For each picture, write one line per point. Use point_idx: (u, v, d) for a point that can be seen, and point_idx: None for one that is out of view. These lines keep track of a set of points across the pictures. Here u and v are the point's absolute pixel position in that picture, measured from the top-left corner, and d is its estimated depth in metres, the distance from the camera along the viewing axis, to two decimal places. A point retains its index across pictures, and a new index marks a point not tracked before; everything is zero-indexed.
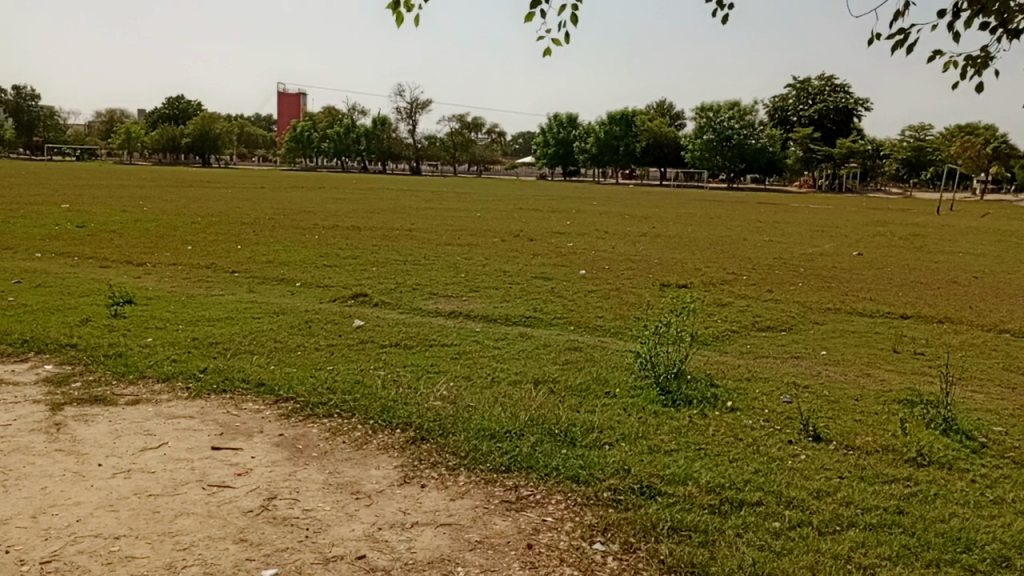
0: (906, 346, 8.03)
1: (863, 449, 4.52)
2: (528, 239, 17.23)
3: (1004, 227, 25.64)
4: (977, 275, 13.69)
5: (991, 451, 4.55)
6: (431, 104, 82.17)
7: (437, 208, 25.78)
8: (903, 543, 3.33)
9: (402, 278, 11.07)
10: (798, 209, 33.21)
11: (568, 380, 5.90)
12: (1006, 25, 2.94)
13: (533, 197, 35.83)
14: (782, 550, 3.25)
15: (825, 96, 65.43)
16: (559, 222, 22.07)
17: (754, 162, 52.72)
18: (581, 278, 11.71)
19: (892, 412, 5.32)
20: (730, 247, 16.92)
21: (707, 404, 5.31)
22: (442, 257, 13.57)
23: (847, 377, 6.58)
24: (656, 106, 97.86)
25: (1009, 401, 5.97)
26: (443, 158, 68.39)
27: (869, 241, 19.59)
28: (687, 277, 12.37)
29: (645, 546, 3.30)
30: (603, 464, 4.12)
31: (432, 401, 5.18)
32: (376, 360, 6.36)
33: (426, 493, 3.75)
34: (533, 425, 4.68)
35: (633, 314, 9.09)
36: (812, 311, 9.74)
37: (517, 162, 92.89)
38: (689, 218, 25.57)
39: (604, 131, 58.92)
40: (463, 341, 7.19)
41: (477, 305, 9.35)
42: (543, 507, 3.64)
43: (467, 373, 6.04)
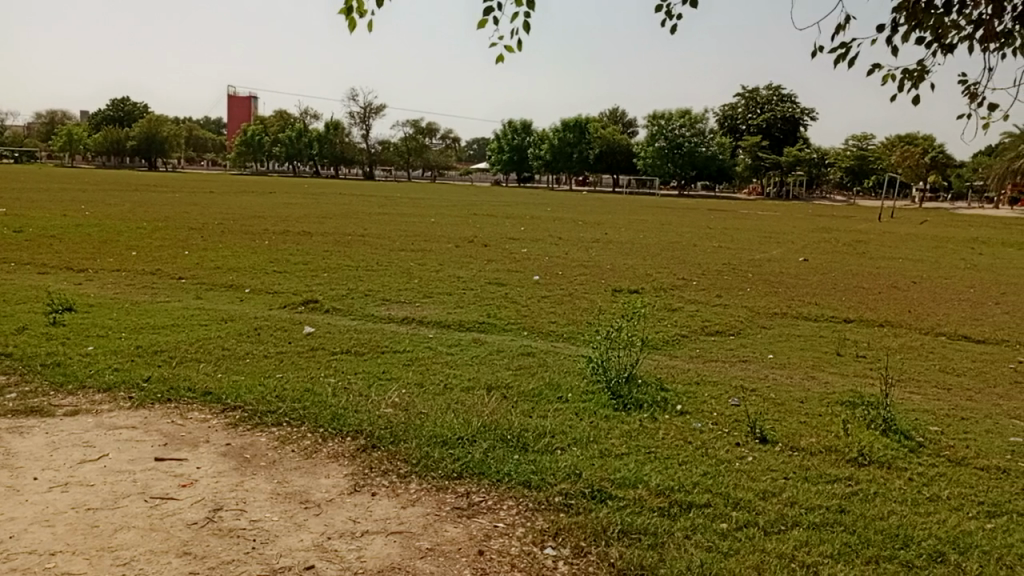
0: (848, 349, 8.30)
1: (807, 450, 4.65)
2: (484, 244, 17.28)
3: (941, 234, 26.74)
4: (915, 280, 14.22)
5: (927, 450, 4.73)
6: (384, 109, 82.10)
7: (391, 213, 25.70)
8: (843, 541, 3.44)
9: (355, 284, 11.01)
10: (747, 217, 34.03)
11: (521, 386, 5.92)
12: (941, 40, 3.11)
13: (488, 203, 35.97)
14: (728, 551, 3.33)
15: (773, 106, 67.31)
16: (514, 228, 22.19)
17: (705, 169, 53.74)
18: (535, 284, 11.79)
19: (834, 413, 5.47)
20: (681, 253, 17.23)
21: (657, 408, 5.40)
22: (396, 263, 13.52)
23: (793, 380, 6.76)
24: (610, 113, 99.55)
25: (944, 401, 6.23)
26: (397, 163, 68.17)
27: (815, 247, 20.18)
28: (639, 282, 12.55)
29: (596, 549, 3.34)
30: (555, 468, 4.16)
31: (384, 408, 5.16)
32: (327, 367, 6.30)
33: (378, 501, 3.73)
34: (486, 431, 4.70)
35: (586, 319, 9.21)
36: (760, 315, 9.99)
37: (472, 168, 93.24)
38: (640, 224, 26.03)
39: (558, 138, 59.32)
40: (415, 347, 7.18)
41: (431, 310, 9.34)
42: (495, 513, 3.66)
43: (419, 380, 6.02)
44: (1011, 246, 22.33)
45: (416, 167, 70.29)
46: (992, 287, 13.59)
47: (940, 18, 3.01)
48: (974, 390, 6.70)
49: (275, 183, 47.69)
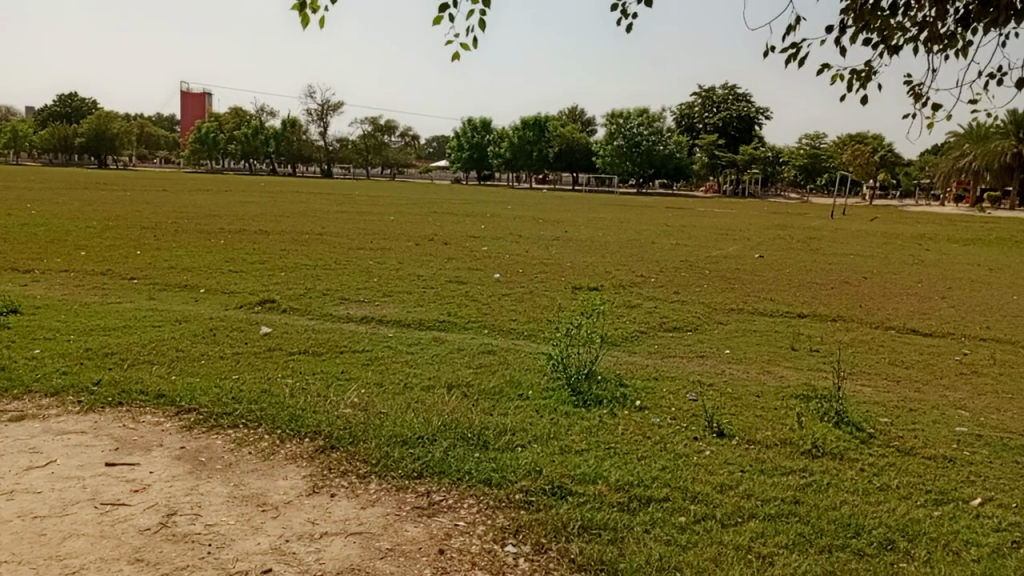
0: (802, 344, 8.45)
1: (763, 443, 4.72)
2: (444, 243, 17.22)
3: (891, 230, 27.46)
4: (866, 275, 14.55)
5: (877, 441, 4.84)
6: (342, 107, 81.30)
7: (350, 212, 25.46)
8: (797, 531, 3.49)
9: (313, 283, 10.87)
10: (704, 214, 34.49)
11: (481, 384, 5.90)
12: (887, 41, 3.21)
13: (447, 201, 35.87)
14: (686, 544, 3.35)
15: (729, 105, 68.36)
16: (474, 226, 22.13)
17: (663, 167, 54.34)
18: (495, 281, 11.78)
19: (789, 406, 5.56)
20: (640, 250, 17.38)
21: (617, 403, 5.43)
22: (354, 261, 13.37)
23: (749, 374, 6.86)
24: (570, 112, 100.19)
25: (894, 393, 6.39)
26: (356, 160, 67.54)
27: (770, 244, 20.53)
28: (598, 279, 12.61)
29: (556, 546, 3.33)
30: (515, 466, 4.15)
31: (343, 408, 5.09)
32: (285, 368, 6.20)
33: (337, 503, 3.68)
34: (446, 430, 4.66)
35: (546, 317, 9.23)
36: (716, 311, 10.13)
37: (432, 166, 92.87)
38: (600, 222, 26.19)
39: (517, 136, 59.36)
40: (374, 347, 7.11)
41: (390, 309, 9.26)
42: (456, 511, 3.64)
43: (379, 379, 5.96)
44: (955, 242, 23.04)
45: (375, 165, 69.72)
46: (939, 282, 13.98)
47: (886, 19, 3.11)
48: (921, 382, 6.89)
49: (230, 181, 46.85)
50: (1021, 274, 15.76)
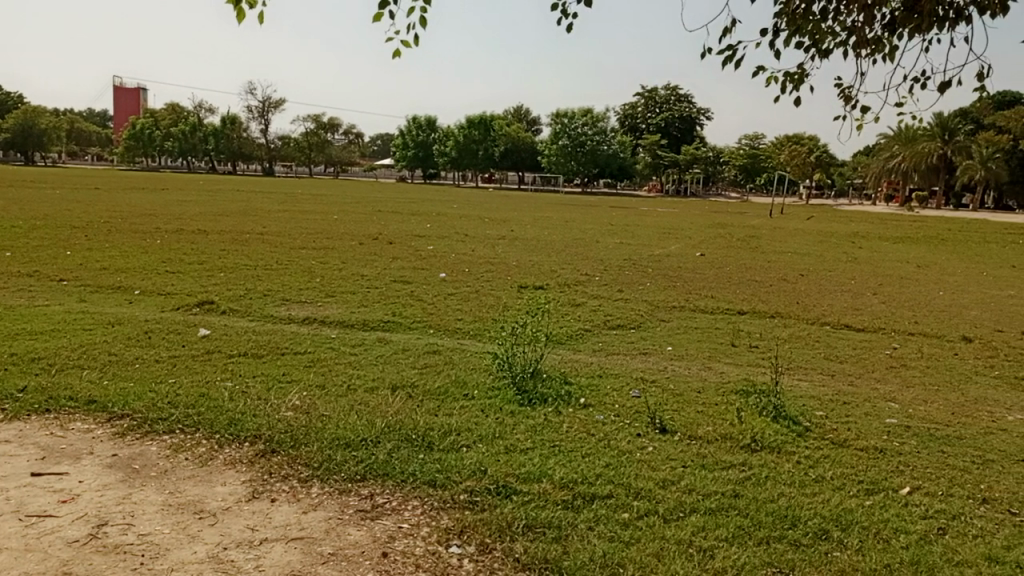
0: (743, 340, 8.60)
1: (705, 438, 4.76)
2: (388, 242, 17.01)
3: (826, 229, 28.29)
4: (803, 273, 14.94)
5: (814, 434, 4.93)
6: (283, 104, 79.86)
7: (291, 210, 24.97)
8: (737, 524, 3.51)
9: (254, 284, 10.59)
10: (647, 213, 34.94)
11: (426, 384, 5.81)
12: (818, 45, 3.36)
13: (392, 200, 35.50)
14: (630, 539, 3.34)
15: (671, 106, 69.51)
16: (419, 225, 21.93)
17: (607, 167, 54.89)
18: (441, 281, 11.68)
19: (730, 401, 5.63)
20: (585, 249, 17.48)
21: (562, 402, 5.41)
22: (297, 261, 13.09)
23: (691, 370, 6.94)
24: (515, 111, 100.50)
25: (829, 387, 6.54)
26: (298, 159, 66.31)
27: (711, 242, 20.91)
28: (543, 278, 12.62)
29: (500, 545, 3.28)
30: (460, 466, 4.09)
31: (284, 412, 4.93)
32: (224, 371, 5.99)
33: (277, 507, 3.55)
34: (390, 432, 4.57)
35: (492, 316, 9.17)
36: (659, 309, 10.24)
37: (376, 165, 91.87)
38: (545, 221, 26.28)
39: (463, 135, 59.14)
40: (317, 348, 6.94)
41: (333, 310, 9.08)
42: (400, 513, 3.55)
43: (322, 382, 5.81)
44: (885, 240, 23.85)
45: (318, 164, 68.58)
46: (870, 279, 14.44)
47: (817, 24, 3.24)
48: (855, 376, 7.07)
49: (166, 180, 45.38)
50: (947, 270, 16.40)
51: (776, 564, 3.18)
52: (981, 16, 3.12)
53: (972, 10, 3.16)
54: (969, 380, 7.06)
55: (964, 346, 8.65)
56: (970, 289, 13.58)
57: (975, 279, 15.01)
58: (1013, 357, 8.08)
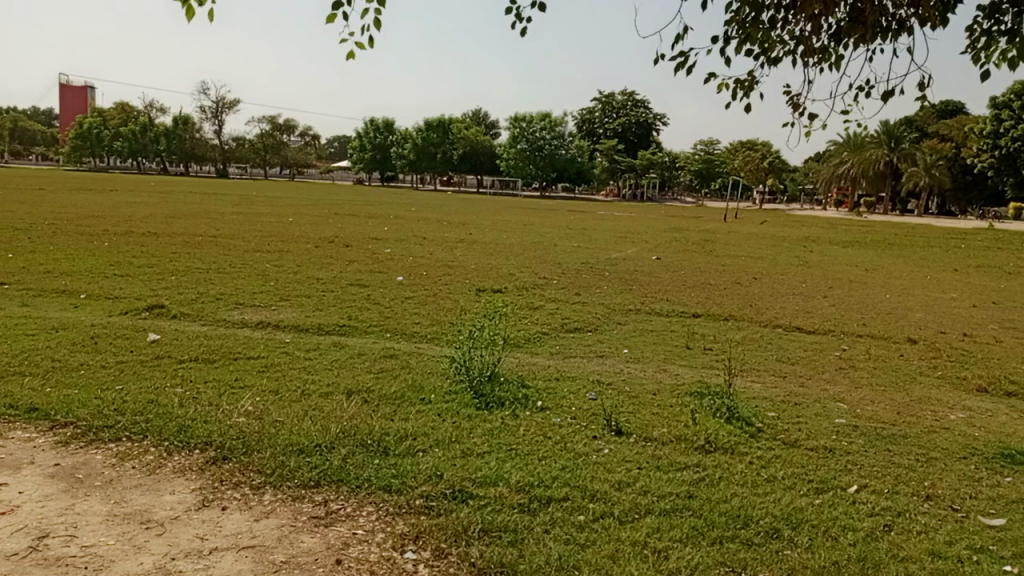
0: (698, 342, 8.69)
1: (660, 440, 4.77)
2: (344, 245, 16.80)
3: (778, 233, 28.86)
4: (756, 276, 15.18)
5: (766, 434, 4.99)
6: (237, 105, 78.53)
7: (245, 213, 24.55)
8: (692, 525, 3.52)
9: (206, 287, 10.34)
10: (604, 217, 35.21)
11: (382, 389, 5.72)
12: (767, 54, 3.36)
13: (349, 202, 35.13)
14: (586, 542, 3.32)
15: (627, 111, 70.26)
16: (376, 228, 21.73)
17: (565, 171, 55.16)
18: (398, 284, 11.56)
19: (684, 403, 5.67)
20: (542, 253, 17.51)
21: (519, 405, 5.37)
22: (250, 264, 12.84)
23: (646, 373, 6.98)
24: (473, 115, 100.50)
25: (781, 389, 6.63)
26: (253, 160, 65.20)
27: (667, 246, 21.13)
28: (501, 281, 12.60)
29: (456, 550, 3.22)
30: (416, 471, 4.01)
31: (235, 418, 4.79)
32: (173, 376, 5.81)
33: (228, 516, 3.44)
34: (345, 437, 4.47)
35: (449, 319, 9.11)
36: (616, 312, 10.29)
37: (333, 167, 90.89)
38: (503, 225, 26.28)
39: (421, 138, 58.84)
40: (271, 353, 6.78)
41: (288, 314, 8.92)
42: (354, 520, 3.46)
43: (275, 387, 5.67)
44: (834, 244, 24.42)
45: (273, 165, 67.56)
46: (821, 282, 14.75)
47: (767, 32, 3.25)
48: (805, 377, 7.20)
49: (114, 180, 44.14)
50: (893, 274, 16.85)
51: (729, 564, 3.18)
52: (923, 27, 3.20)
53: (915, 22, 3.24)
54: (913, 381, 7.24)
55: (909, 347, 8.87)
56: (915, 291, 13.97)
57: (919, 282, 15.46)
58: (955, 358, 8.31)
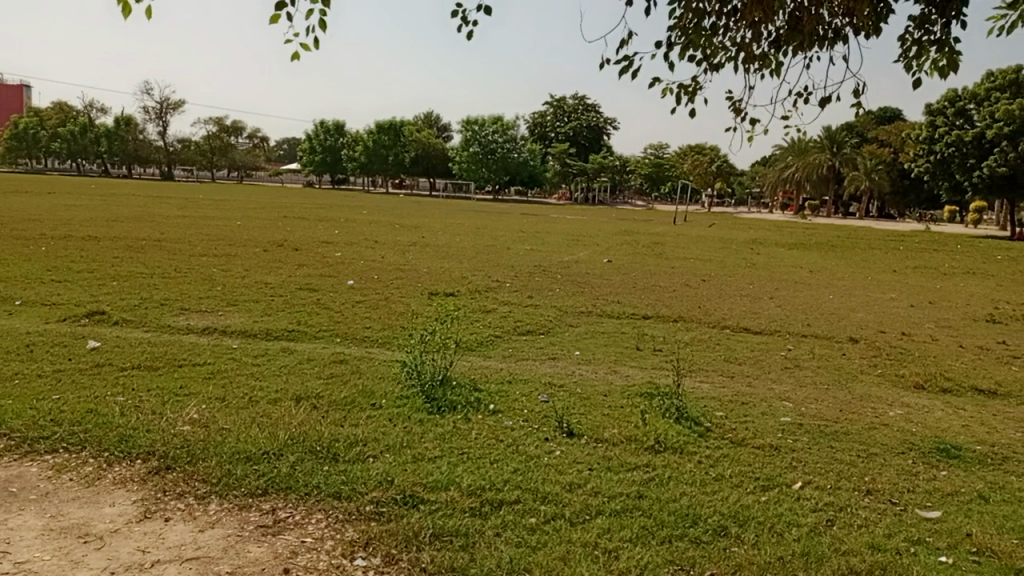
0: (647, 343, 8.79)
1: (610, 441, 4.80)
2: (294, 249, 16.53)
3: (726, 236, 29.41)
4: (704, 278, 15.44)
5: (714, 434, 5.06)
6: (182, 105, 76.74)
7: (191, 216, 23.98)
8: (641, 524, 3.54)
9: (150, 293, 10.06)
10: (556, 221, 35.38)
11: (332, 395, 5.63)
12: (710, 60, 3.39)
13: (299, 206, 34.59)
14: (537, 544, 3.31)
15: (579, 115, 70.87)
16: (326, 231, 21.45)
17: (518, 174, 55.29)
18: (348, 288, 11.42)
19: (635, 404, 5.71)
20: (495, 256, 17.51)
21: (471, 408, 5.34)
22: (196, 269, 12.54)
23: (597, 374, 7.03)
24: (424, 117, 100.21)
25: (729, 388, 6.75)
26: (200, 163, 63.72)
27: (618, 249, 21.34)
28: (454, 285, 12.55)
29: (407, 556, 3.18)
30: (366, 477, 3.96)
31: (180, 426, 4.65)
32: (114, 385, 5.62)
33: (171, 527, 3.34)
34: (293, 444, 4.38)
35: (400, 323, 9.03)
36: (568, 314, 10.34)
37: (282, 170, 89.47)
38: (455, 228, 26.23)
39: (372, 140, 58.31)
40: (217, 359, 6.62)
41: (235, 319, 8.72)
42: (303, 528, 3.39)
43: (221, 394, 5.53)
44: (781, 246, 24.99)
45: (220, 168, 66.14)
46: (767, 284, 15.08)
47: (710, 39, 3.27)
48: (752, 376, 7.35)
49: (53, 183, 42.58)
50: (836, 275, 17.32)
51: (677, 562, 3.21)
52: (857, 36, 3.25)
53: (849, 30, 3.29)
54: (855, 379, 7.44)
55: (851, 346, 9.12)
56: (857, 292, 14.39)
57: (861, 283, 15.92)
58: (894, 356, 8.57)
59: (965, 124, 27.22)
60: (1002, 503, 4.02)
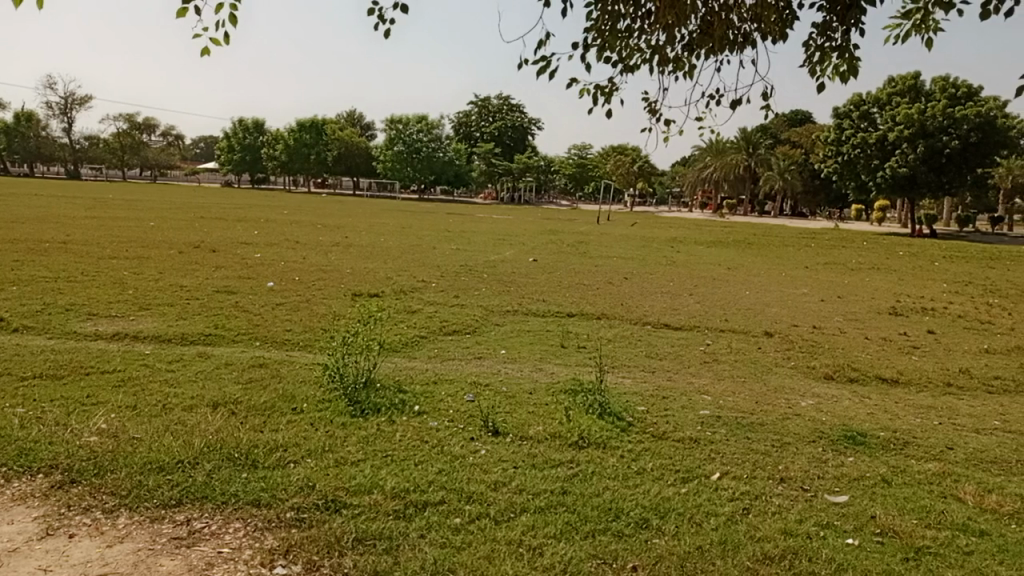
0: (572, 341, 8.87)
1: (534, 438, 4.81)
2: (211, 250, 15.94)
3: (648, 234, 30.01)
4: (627, 276, 15.71)
5: (636, 428, 5.13)
6: (90, 100, 73.19)
7: (100, 216, 22.85)
8: (565, 520, 3.55)
9: (54, 298, 9.53)
10: (482, 220, 35.37)
11: (251, 400, 5.44)
12: (626, 62, 3.43)
13: (216, 205, 33.44)
14: (461, 544, 3.27)
15: (503, 115, 71.08)
16: (246, 232, 20.82)
17: (443, 174, 55.01)
18: (269, 290, 11.11)
19: (559, 401, 5.74)
20: (420, 255, 17.35)
21: (395, 410, 5.26)
22: (106, 272, 11.96)
23: (522, 372, 7.05)
24: (347, 116, 98.66)
25: (651, 383, 6.87)
26: (109, 162, 60.89)
27: (543, 248, 21.50)
28: (378, 285, 12.38)
29: (329, 562, 3.09)
30: (287, 483, 3.83)
31: (86, 437, 4.39)
32: (13, 396, 5.28)
33: (76, 543, 3.15)
34: (210, 452, 4.20)
35: (323, 325, 8.83)
36: (494, 313, 10.34)
37: (199, 169, 86.44)
38: (380, 227, 25.91)
39: (293, 139, 56.98)
40: (128, 366, 6.31)
41: (148, 324, 8.35)
42: (219, 538, 3.25)
43: (132, 402, 5.27)
44: (700, 244, 25.71)
45: (132, 167, 63.41)
46: (687, 281, 15.47)
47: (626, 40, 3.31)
48: (672, 371, 7.50)
49: None
50: (752, 272, 17.90)
51: (600, 556, 3.23)
52: (764, 41, 3.34)
53: (757, 36, 3.38)
54: (769, 371, 7.70)
55: (765, 340, 9.42)
56: (771, 288, 14.91)
57: (775, 279, 16.47)
58: (806, 349, 8.92)
59: (869, 127, 28.58)
60: (903, 485, 4.22)
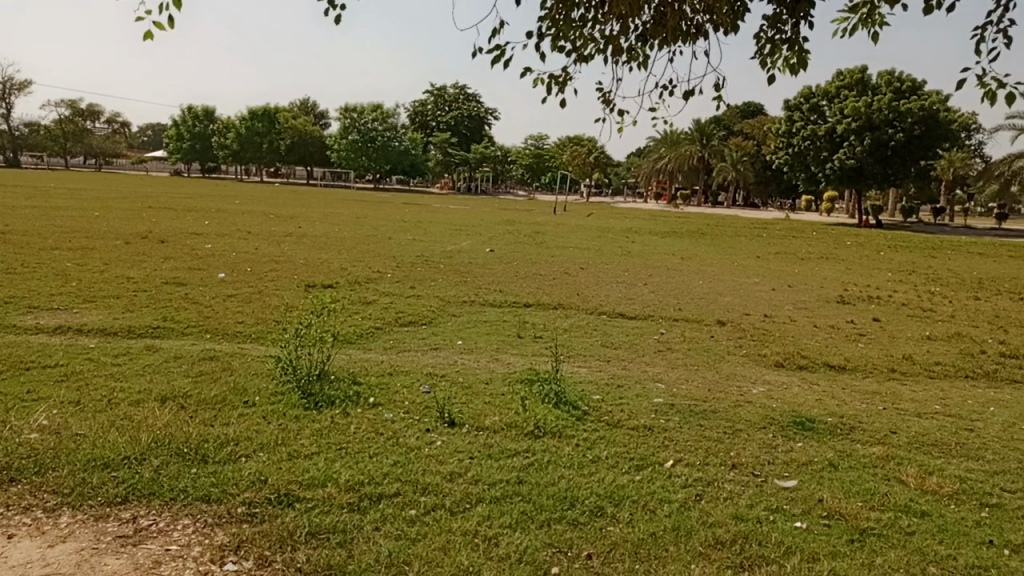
0: (528, 331, 8.82)
1: (490, 428, 4.74)
2: (159, 241, 15.46)
3: (605, 224, 30.12)
4: (583, 266, 15.73)
5: (592, 417, 5.10)
6: (30, 86, 70.48)
7: (41, 206, 21.99)
8: (522, 510, 3.49)
9: None
10: (439, 210, 35.10)
11: (201, 394, 5.26)
12: (580, 52, 3.37)
13: (164, 195, 32.53)
14: (417, 536, 3.19)
15: (460, 105, 70.60)
16: (195, 222, 20.27)
17: (399, 163, 54.43)
18: (219, 282, 10.82)
19: (514, 391, 5.69)
20: (375, 246, 17.11)
21: (349, 402, 5.13)
22: (46, 263, 11.50)
23: (478, 363, 6.97)
24: (300, 104, 96.89)
25: (607, 372, 6.85)
26: (51, 149, 58.73)
27: (499, 238, 21.41)
28: (332, 276, 12.15)
29: (281, 557, 2.98)
30: (237, 478, 3.69)
31: (25, 435, 4.18)
32: None
33: (14, 544, 2.98)
34: (158, 447, 4.03)
35: (275, 317, 8.62)
36: (450, 304, 10.23)
37: (146, 159, 84.04)
38: (334, 218, 25.47)
39: (245, 127, 55.74)
40: (71, 360, 6.05)
41: (92, 316, 8.04)
42: (167, 535, 3.11)
43: (75, 397, 5.05)
44: (655, 234, 25.92)
45: (76, 155, 61.27)
46: (642, 271, 15.56)
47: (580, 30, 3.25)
48: (628, 360, 7.50)
49: None
50: (705, 262, 18.09)
51: (556, 545, 3.18)
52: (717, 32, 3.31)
53: (710, 26, 3.35)
54: (723, 359, 7.77)
55: (718, 329, 9.50)
56: (724, 277, 15.08)
57: (728, 268, 16.68)
58: (758, 337, 9.02)
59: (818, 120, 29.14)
60: (850, 469, 4.27)
